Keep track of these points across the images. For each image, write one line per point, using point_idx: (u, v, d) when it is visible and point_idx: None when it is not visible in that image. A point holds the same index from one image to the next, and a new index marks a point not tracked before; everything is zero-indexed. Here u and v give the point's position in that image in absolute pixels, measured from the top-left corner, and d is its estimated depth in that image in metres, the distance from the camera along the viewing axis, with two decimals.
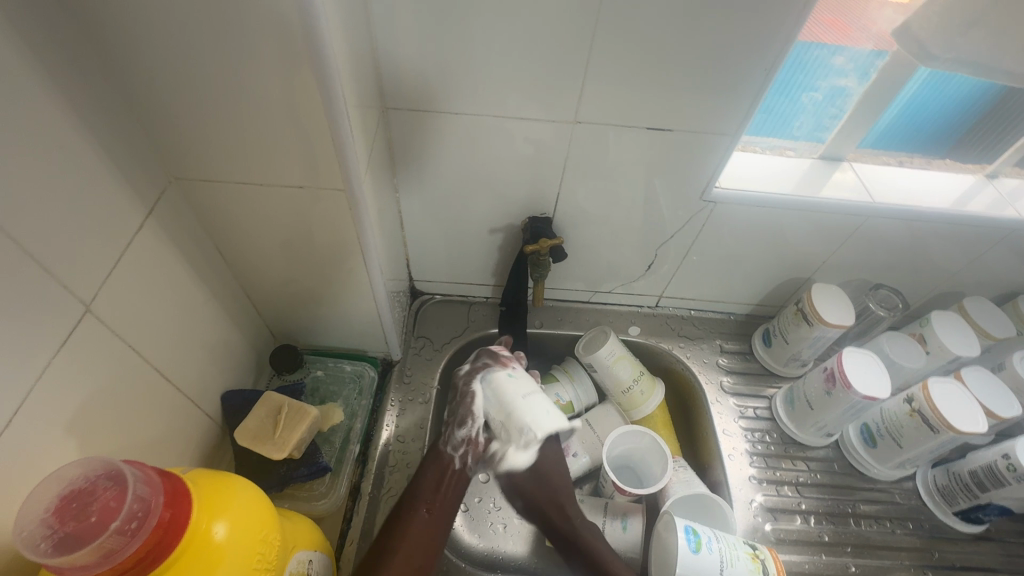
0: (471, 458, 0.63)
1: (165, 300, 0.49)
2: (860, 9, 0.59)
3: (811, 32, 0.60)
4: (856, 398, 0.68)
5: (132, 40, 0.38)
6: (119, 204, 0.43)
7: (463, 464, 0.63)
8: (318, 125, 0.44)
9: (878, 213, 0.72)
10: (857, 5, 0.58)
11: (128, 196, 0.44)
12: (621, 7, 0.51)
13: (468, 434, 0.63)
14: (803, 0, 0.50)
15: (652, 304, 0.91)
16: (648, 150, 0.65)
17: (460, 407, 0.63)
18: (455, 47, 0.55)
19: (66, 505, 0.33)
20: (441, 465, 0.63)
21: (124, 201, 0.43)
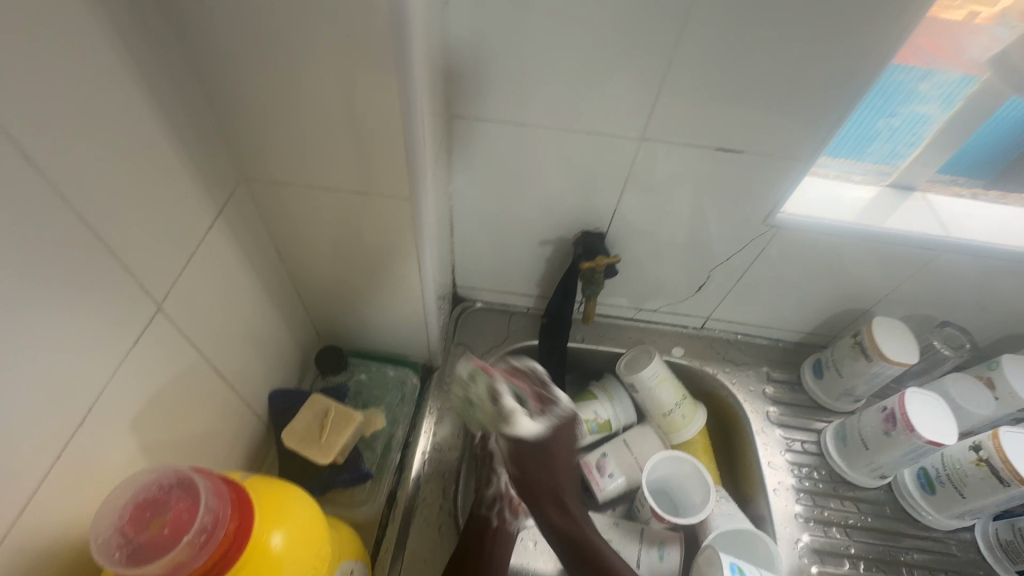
0: (507, 514, 0.64)
1: (228, 300, 0.50)
2: (953, 36, 0.57)
3: (906, 55, 0.57)
4: (918, 442, 0.65)
5: (222, 43, 0.39)
6: (194, 204, 0.43)
7: (501, 521, 0.63)
8: (393, 134, 0.44)
9: (953, 248, 0.68)
10: (951, 31, 0.56)
11: (202, 197, 0.44)
12: (706, 24, 0.50)
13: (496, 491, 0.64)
14: (899, 25, 0.48)
15: (697, 326, 0.88)
16: (713, 170, 0.63)
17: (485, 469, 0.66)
18: (528, 57, 0.55)
19: (141, 513, 0.34)
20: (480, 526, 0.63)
21: (198, 201, 0.44)
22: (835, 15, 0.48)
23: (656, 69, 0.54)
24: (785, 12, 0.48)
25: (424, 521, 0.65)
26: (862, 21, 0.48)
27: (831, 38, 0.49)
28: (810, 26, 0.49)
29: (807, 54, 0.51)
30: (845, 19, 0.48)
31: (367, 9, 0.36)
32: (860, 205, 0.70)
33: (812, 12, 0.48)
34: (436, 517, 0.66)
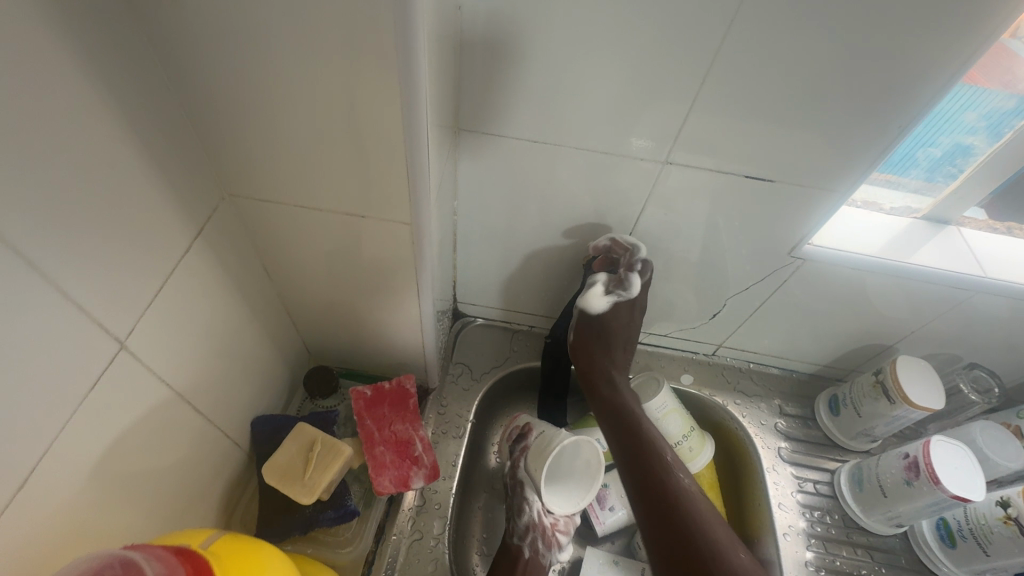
0: (541, 544, 0.67)
1: (204, 328, 0.45)
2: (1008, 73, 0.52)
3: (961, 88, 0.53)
4: (942, 496, 0.61)
5: (204, 50, 0.34)
6: (166, 228, 0.39)
7: (534, 552, 0.67)
8: (394, 154, 0.40)
9: (989, 289, 0.64)
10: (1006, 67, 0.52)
11: (177, 220, 0.39)
12: (745, 41, 0.46)
13: (530, 519, 0.68)
14: (951, 52, 0.44)
15: (707, 353, 0.84)
16: (737, 196, 0.59)
17: (517, 497, 0.69)
18: (544, 69, 0.51)
19: None
20: (511, 556, 0.66)
21: (172, 224, 0.39)
22: (886, 37, 0.44)
23: (686, 86, 0.50)
24: (829, 32, 0.44)
25: (413, 557, 0.60)
26: (917, 45, 0.44)
27: (880, 61, 0.46)
28: (859, 48, 0.45)
29: (851, 77, 0.47)
30: (897, 42, 0.44)
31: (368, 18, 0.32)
32: (893, 238, 0.66)
33: (862, 33, 0.44)
34: (426, 553, 0.60)
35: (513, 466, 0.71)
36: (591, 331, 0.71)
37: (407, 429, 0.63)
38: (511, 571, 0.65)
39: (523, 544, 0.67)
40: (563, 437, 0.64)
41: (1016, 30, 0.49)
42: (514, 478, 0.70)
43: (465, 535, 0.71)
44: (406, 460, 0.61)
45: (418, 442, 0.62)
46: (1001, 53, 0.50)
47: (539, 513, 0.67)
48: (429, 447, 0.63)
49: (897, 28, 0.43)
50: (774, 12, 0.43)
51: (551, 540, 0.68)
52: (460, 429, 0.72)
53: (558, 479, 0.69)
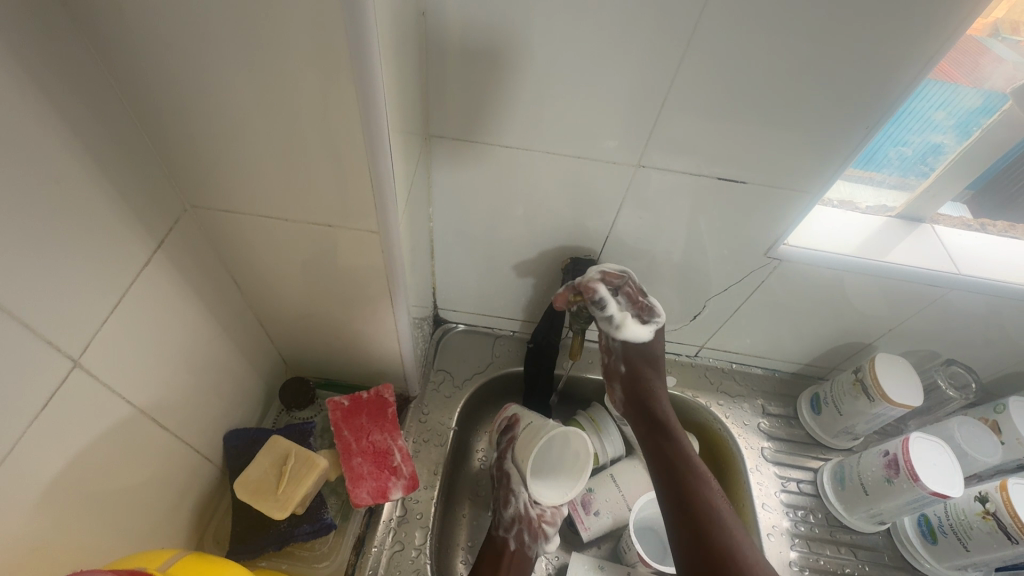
0: (527, 536, 0.66)
1: (167, 343, 0.45)
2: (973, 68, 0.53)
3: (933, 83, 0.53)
4: (922, 493, 0.61)
5: (156, 60, 0.34)
6: (120, 243, 0.38)
7: (519, 544, 0.66)
8: (356, 162, 0.40)
9: (964, 286, 0.64)
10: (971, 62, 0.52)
11: (132, 233, 0.39)
12: (710, 46, 0.46)
13: (516, 511, 0.67)
14: (906, 52, 0.45)
15: (690, 354, 0.84)
16: (709, 198, 0.59)
17: (502, 490, 0.69)
18: (511, 74, 0.51)
19: None
20: (497, 548, 0.65)
21: (127, 238, 0.39)
22: (848, 40, 0.45)
23: (654, 91, 0.50)
24: (786, 35, 0.45)
25: (394, 568, 0.59)
26: (878, 47, 0.45)
27: (843, 63, 0.46)
28: (822, 51, 0.45)
29: (816, 78, 0.47)
30: (859, 44, 0.45)
31: (319, 26, 0.32)
32: (866, 236, 0.66)
33: (825, 36, 0.44)
34: (408, 563, 0.59)
35: (500, 459, 0.71)
36: (638, 356, 0.71)
37: (385, 440, 0.62)
38: (495, 561, 0.64)
39: (508, 536, 0.66)
40: (550, 428, 0.66)
41: (994, 27, 0.49)
42: (500, 469, 0.70)
43: (450, 541, 0.70)
44: (384, 471, 0.61)
45: (397, 453, 0.62)
46: (977, 47, 0.51)
47: (524, 504, 0.66)
48: (408, 457, 0.62)
49: (856, 30, 0.44)
50: (736, 17, 0.44)
51: (538, 532, 0.66)
52: (443, 438, 0.71)
53: (548, 473, 0.70)
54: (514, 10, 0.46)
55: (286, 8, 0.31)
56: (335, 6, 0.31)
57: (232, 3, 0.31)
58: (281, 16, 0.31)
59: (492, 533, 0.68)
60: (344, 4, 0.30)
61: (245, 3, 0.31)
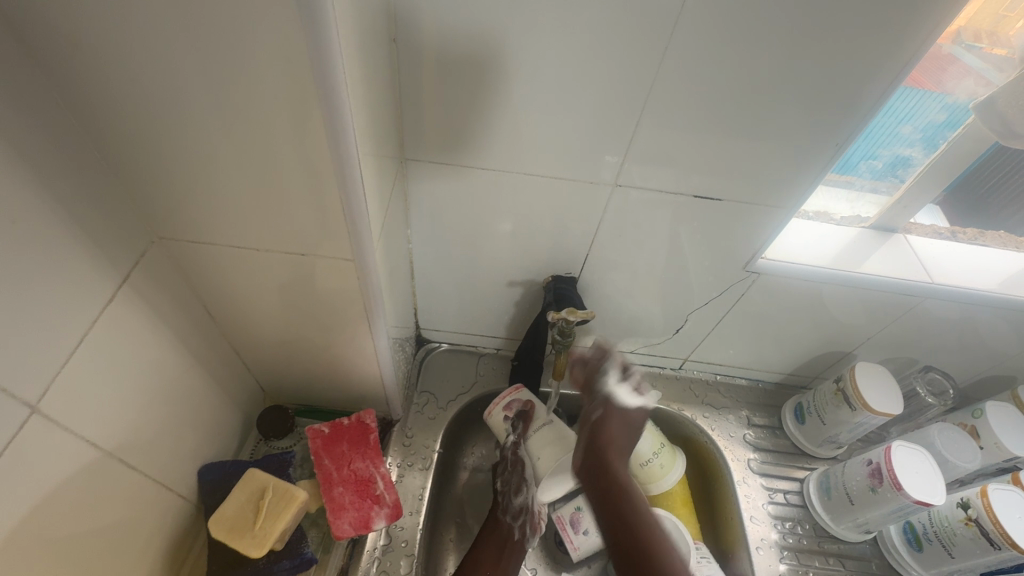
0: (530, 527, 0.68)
1: (134, 380, 0.43)
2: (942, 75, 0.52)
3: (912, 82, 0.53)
4: (906, 501, 0.61)
5: (120, 94, 0.34)
6: (83, 282, 0.37)
7: (523, 534, 0.68)
8: (329, 192, 0.39)
9: (937, 294, 0.65)
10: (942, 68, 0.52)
11: (96, 270, 0.38)
12: (681, 66, 0.47)
13: (524, 501, 0.69)
14: (867, 72, 0.46)
15: (674, 367, 0.84)
16: (686, 214, 0.60)
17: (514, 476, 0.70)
18: (483, 98, 0.51)
19: None
20: (500, 536, 0.68)
21: (90, 276, 0.37)
22: (815, 59, 0.46)
23: (628, 111, 0.51)
24: (753, 55, 0.46)
25: None
26: (843, 65, 0.46)
27: (810, 82, 0.47)
28: (789, 71, 0.46)
29: (785, 97, 0.48)
30: (824, 63, 0.46)
31: (287, 60, 0.32)
32: (841, 248, 0.67)
33: (792, 56, 0.45)
34: None
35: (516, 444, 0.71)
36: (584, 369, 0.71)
37: (368, 467, 0.61)
38: (499, 549, 0.66)
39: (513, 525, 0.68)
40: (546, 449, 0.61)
41: (956, 34, 0.49)
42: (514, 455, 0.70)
43: (436, 566, 0.69)
44: (367, 500, 0.59)
45: (380, 480, 0.61)
46: (943, 57, 0.51)
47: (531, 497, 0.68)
48: (391, 484, 0.61)
49: (819, 52, 0.45)
50: (706, 38, 0.45)
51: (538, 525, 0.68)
52: (428, 461, 0.70)
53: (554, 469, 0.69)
54: (487, 34, 0.46)
55: (252, 41, 0.31)
56: (300, 38, 0.30)
57: (196, 37, 0.31)
58: (246, 49, 0.31)
59: (499, 517, 0.70)
60: (310, 35, 0.30)
61: (209, 37, 0.31)
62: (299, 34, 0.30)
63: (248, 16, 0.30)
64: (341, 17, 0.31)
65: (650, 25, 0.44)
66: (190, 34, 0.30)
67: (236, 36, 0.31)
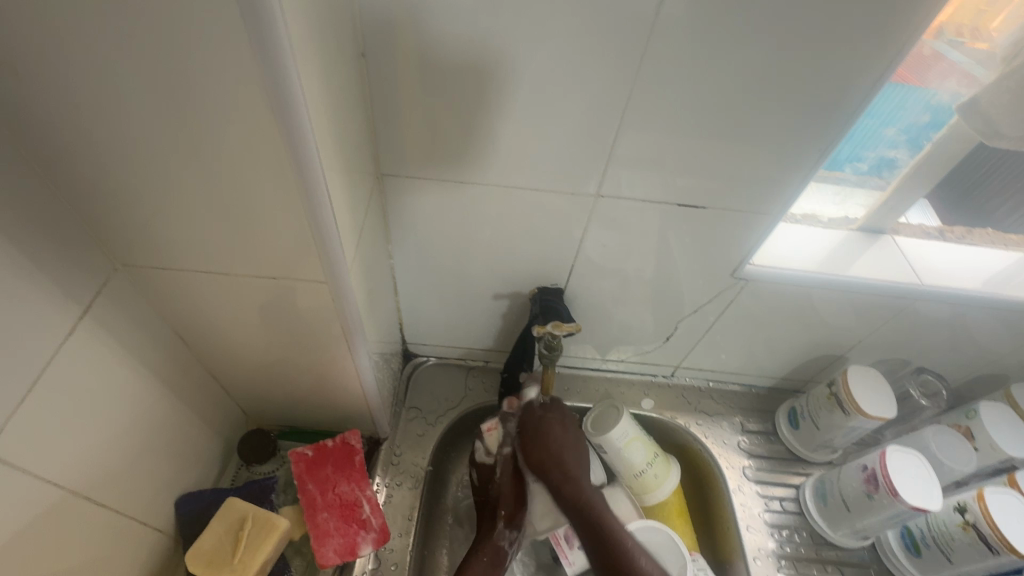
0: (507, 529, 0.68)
1: (95, 413, 0.43)
2: (925, 70, 0.51)
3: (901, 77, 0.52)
4: (902, 508, 0.60)
5: (68, 126, 0.33)
6: (39, 319, 0.36)
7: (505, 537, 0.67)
8: (293, 216, 0.38)
9: (927, 296, 0.65)
10: (927, 63, 0.50)
11: (53, 305, 0.37)
12: (658, 74, 0.46)
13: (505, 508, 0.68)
14: (841, 79, 0.46)
15: (666, 374, 0.83)
16: (671, 222, 0.59)
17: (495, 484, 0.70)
18: (457, 113, 0.50)
19: None
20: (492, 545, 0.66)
21: (47, 312, 0.37)
22: (794, 64, 0.45)
23: (606, 121, 0.50)
24: (726, 65, 0.45)
25: None
26: (823, 70, 0.45)
27: (787, 88, 0.46)
28: (768, 77, 0.46)
29: (763, 103, 0.48)
30: (806, 70, 0.45)
31: (237, 85, 0.31)
32: (829, 250, 0.66)
33: (771, 62, 0.45)
34: None
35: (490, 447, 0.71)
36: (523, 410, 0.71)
37: (354, 490, 0.61)
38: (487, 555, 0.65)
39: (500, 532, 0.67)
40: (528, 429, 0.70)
41: (938, 30, 0.48)
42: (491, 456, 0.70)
43: None
44: (354, 525, 0.59)
45: (366, 504, 0.60)
46: (935, 55, 0.50)
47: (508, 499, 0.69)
48: (378, 507, 0.61)
49: (794, 58, 0.44)
50: (683, 47, 0.44)
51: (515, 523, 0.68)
52: (417, 479, 0.69)
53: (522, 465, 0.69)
54: (459, 47, 0.45)
55: (203, 65, 0.30)
56: (251, 58, 0.29)
57: (144, 61, 0.30)
58: (198, 73, 0.30)
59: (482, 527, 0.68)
60: (261, 55, 0.29)
61: (158, 60, 0.30)
62: (250, 55, 0.29)
63: (197, 37, 0.29)
64: (295, 36, 0.30)
65: (624, 33, 0.44)
66: (138, 59, 0.30)
67: (185, 58, 0.30)
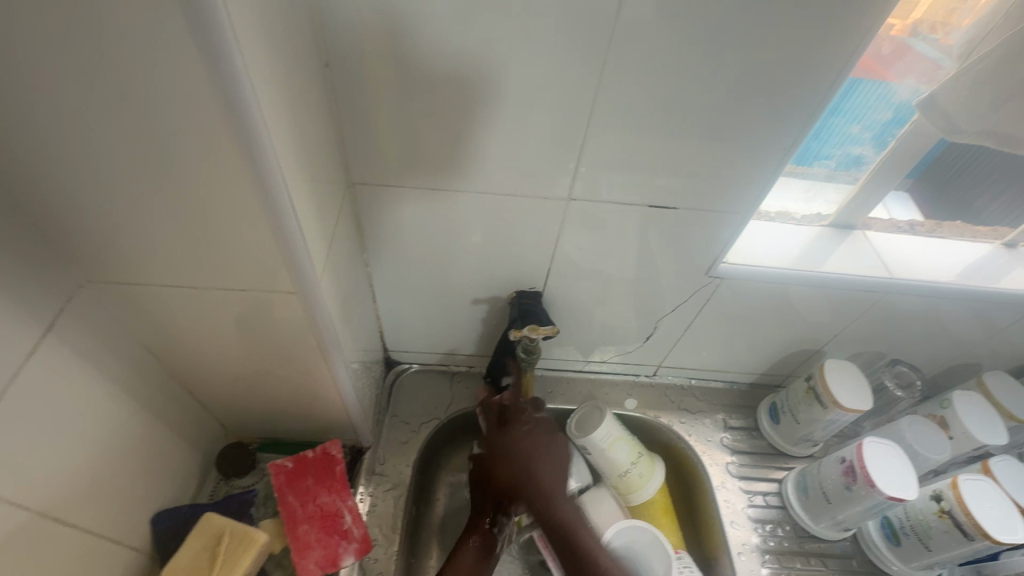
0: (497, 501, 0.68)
1: (64, 434, 0.42)
2: (895, 58, 0.52)
3: (871, 66, 0.52)
4: (879, 498, 0.61)
5: (23, 146, 0.33)
6: (3, 339, 0.36)
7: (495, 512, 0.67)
8: (258, 228, 0.38)
9: (898, 289, 0.66)
10: (897, 51, 0.51)
11: (16, 325, 0.37)
12: (622, 78, 0.47)
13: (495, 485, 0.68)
14: (801, 79, 0.47)
15: (649, 374, 0.84)
16: (644, 224, 0.60)
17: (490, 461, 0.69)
18: (426, 121, 0.50)
19: None
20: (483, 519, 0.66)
21: (10, 332, 0.37)
22: (754, 65, 0.46)
23: (574, 126, 0.50)
24: (689, 67, 0.46)
25: None
26: (782, 70, 0.46)
27: (748, 89, 0.47)
28: (729, 79, 0.47)
29: (726, 105, 0.49)
30: (766, 71, 0.46)
31: (193, 100, 0.31)
32: (802, 247, 0.67)
33: (731, 64, 0.46)
34: None
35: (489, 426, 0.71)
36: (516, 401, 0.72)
37: (335, 501, 0.61)
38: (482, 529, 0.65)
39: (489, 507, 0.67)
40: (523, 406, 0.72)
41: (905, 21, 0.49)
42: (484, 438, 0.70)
43: None
44: (335, 535, 0.59)
45: (347, 514, 0.60)
46: (897, 45, 0.51)
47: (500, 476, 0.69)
48: (360, 517, 0.61)
49: (754, 61, 0.45)
50: (645, 51, 0.45)
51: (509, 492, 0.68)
52: (401, 487, 0.69)
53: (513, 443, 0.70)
54: (424, 55, 0.45)
55: (158, 81, 0.30)
56: (204, 71, 0.29)
57: (97, 79, 0.30)
58: (152, 89, 0.30)
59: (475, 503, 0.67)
60: (214, 69, 0.29)
61: (110, 76, 0.30)
62: (203, 68, 0.29)
63: (149, 51, 0.29)
64: (248, 47, 0.30)
65: (586, 39, 0.44)
66: (90, 76, 0.30)
67: (137, 73, 0.30)
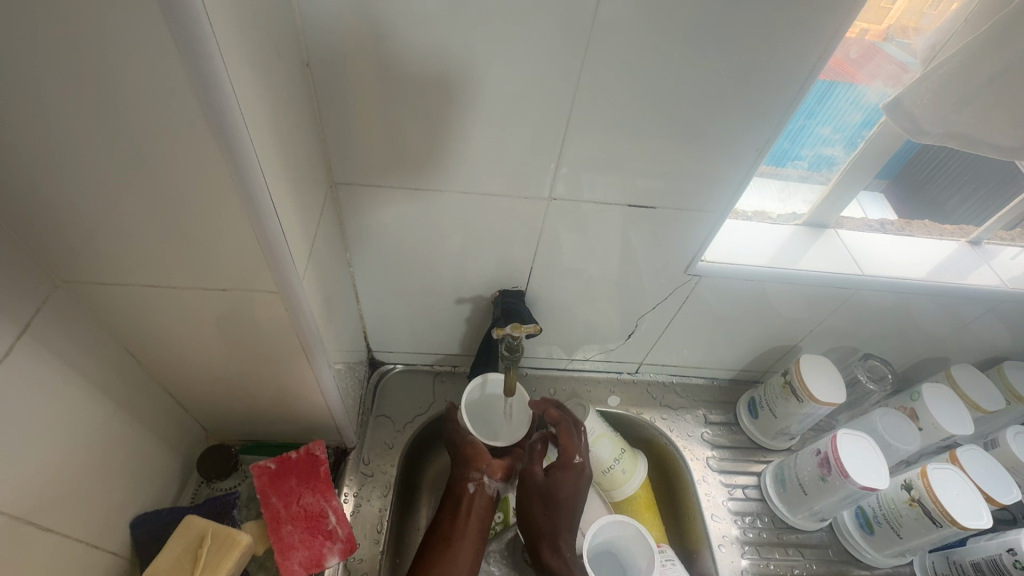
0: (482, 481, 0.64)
1: (40, 437, 0.42)
2: (867, 58, 0.53)
3: (842, 69, 0.53)
4: (853, 488, 0.63)
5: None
6: None
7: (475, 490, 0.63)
8: (239, 226, 0.38)
9: (870, 286, 0.68)
10: (867, 52, 0.52)
11: None
12: (600, 79, 0.48)
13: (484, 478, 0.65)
14: (772, 81, 0.48)
15: (631, 371, 0.85)
16: (624, 224, 0.61)
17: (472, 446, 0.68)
18: (407, 120, 0.50)
19: None
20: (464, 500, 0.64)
21: None
22: (727, 67, 0.47)
23: (553, 125, 0.51)
24: (664, 69, 0.47)
25: None
26: (754, 72, 0.47)
27: (721, 90, 0.49)
28: (704, 80, 0.48)
29: (700, 106, 0.50)
30: (737, 74, 0.47)
31: (171, 97, 0.31)
32: (778, 245, 0.69)
33: (704, 66, 0.47)
34: None
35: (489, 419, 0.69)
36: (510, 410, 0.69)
37: (319, 501, 0.61)
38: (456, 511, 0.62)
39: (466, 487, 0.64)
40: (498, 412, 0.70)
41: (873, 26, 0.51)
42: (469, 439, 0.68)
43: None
44: (319, 536, 0.59)
45: (332, 514, 0.60)
46: (867, 48, 0.52)
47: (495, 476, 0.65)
48: (344, 517, 0.61)
49: (725, 64, 0.47)
50: (621, 53, 0.46)
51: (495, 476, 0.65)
52: (386, 486, 0.69)
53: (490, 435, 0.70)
54: (404, 56, 0.46)
55: (136, 79, 0.30)
56: (183, 69, 0.30)
57: (73, 75, 0.30)
58: (129, 88, 0.30)
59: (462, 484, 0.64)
60: (192, 68, 0.29)
61: (85, 73, 0.29)
62: (182, 67, 0.29)
63: (125, 48, 0.29)
64: (226, 44, 0.30)
65: (563, 40, 0.45)
66: (66, 73, 0.29)
67: (112, 69, 0.29)
